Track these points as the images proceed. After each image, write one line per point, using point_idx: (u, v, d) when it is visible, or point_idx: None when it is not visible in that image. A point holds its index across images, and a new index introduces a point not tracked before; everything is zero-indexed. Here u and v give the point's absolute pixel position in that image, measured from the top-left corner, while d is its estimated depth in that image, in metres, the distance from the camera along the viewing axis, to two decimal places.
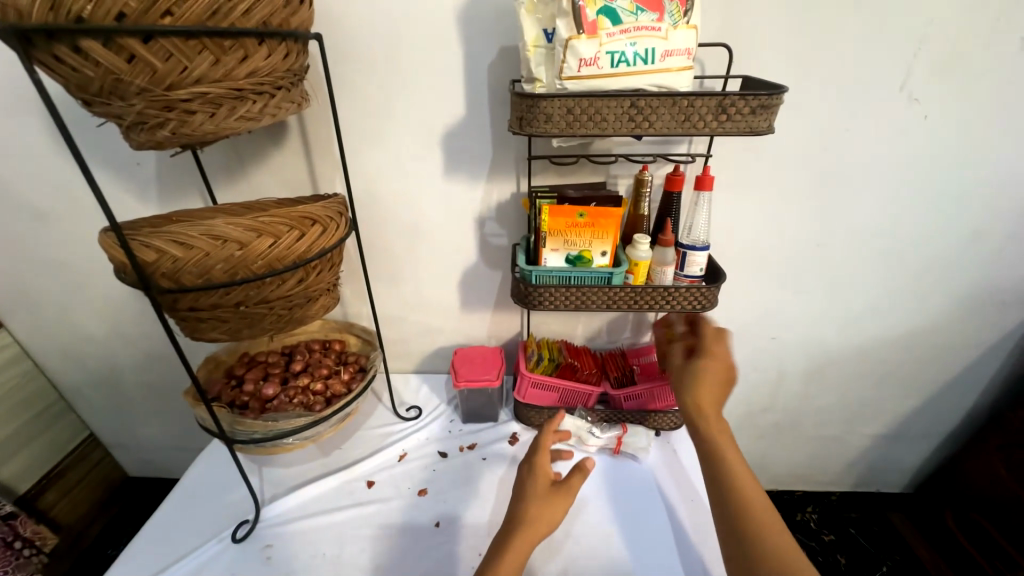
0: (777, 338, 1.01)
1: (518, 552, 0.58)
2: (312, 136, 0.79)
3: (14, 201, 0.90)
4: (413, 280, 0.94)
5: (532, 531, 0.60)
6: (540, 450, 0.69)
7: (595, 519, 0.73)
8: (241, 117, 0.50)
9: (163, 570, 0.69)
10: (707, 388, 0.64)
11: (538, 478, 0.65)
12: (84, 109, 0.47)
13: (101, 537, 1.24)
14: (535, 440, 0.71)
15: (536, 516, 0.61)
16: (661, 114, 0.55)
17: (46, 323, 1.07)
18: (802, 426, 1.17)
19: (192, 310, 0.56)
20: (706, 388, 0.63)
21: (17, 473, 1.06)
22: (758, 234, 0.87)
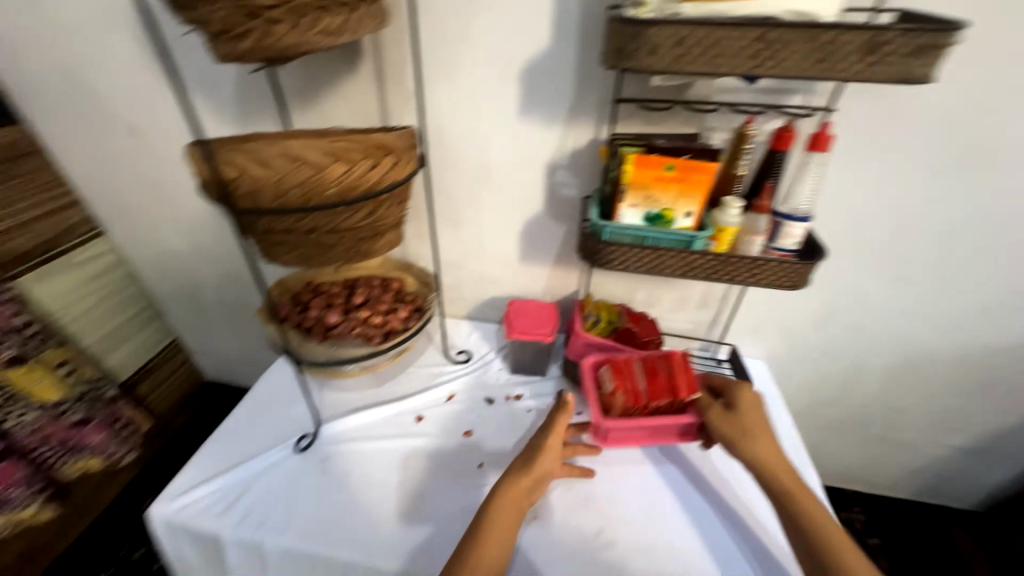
0: (863, 327, 0.91)
1: (514, 493, 0.61)
2: (385, 62, 0.75)
3: (112, 115, 0.95)
4: (474, 225, 0.92)
5: (521, 475, 0.63)
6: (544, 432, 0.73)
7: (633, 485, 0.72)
8: (324, 31, 0.48)
9: (235, 465, 0.76)
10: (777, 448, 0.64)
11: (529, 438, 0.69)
12: (175, 14, 0.46)
13: (185, 427, 1.44)
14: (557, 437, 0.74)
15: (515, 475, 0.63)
16: (793, 51, 0.46)
17: (139, 234, 1.16)
18: (871, 425, 1.08)
19: (268, 232, 0.57)
20: (765, 442, 0.64)
21: (119, 362, 1.22)
22: (867, 209, 0.76)
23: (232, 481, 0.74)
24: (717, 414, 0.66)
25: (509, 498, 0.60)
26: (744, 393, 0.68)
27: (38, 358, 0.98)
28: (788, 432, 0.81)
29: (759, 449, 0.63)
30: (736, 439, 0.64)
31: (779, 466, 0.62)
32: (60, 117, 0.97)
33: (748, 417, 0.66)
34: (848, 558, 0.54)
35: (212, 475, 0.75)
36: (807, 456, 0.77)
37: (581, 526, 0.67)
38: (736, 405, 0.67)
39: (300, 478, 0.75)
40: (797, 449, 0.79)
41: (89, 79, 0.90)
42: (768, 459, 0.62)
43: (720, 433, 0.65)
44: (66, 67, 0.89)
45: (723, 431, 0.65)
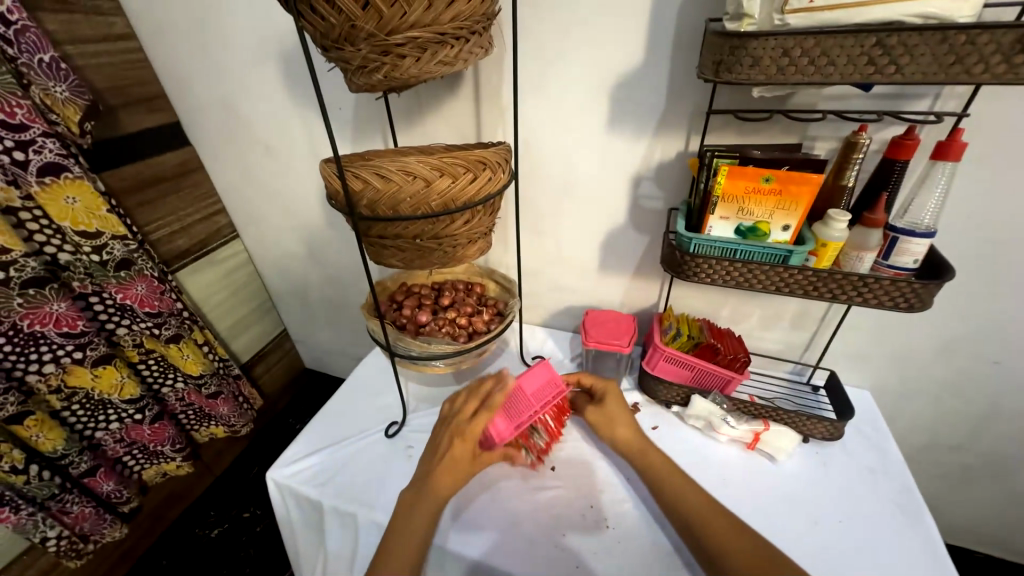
0: (1002, 362, 0.79)
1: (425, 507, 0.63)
2: (482, 84, 0.82)
3: (254, 138, 1.13)
4: (555, 235, 0.95)
5: (437, 490, 0.64)
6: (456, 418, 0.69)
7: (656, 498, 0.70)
8: (441, 62, 0.54)
9: (334, 443, 0.86)
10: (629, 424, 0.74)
11: (463, 448, 0.67)
12: (323, 54, 0.55)
13: (287, 408, 1.64)
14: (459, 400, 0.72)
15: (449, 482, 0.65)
16: (919, 55, 0.43)
17: (265, 238, 1.36)
18: (1009, 478, 0.92)
19: (380, 237, 0.65)
20: (623, 421, 0.74)
21: (241, 346, 1.43)
22: (1009, 225, 0.66)
23: (331, 456, 0.83)
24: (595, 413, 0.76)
25: (442, 486, 0.65)
26: (610, 390, 0.78)
27: (190, 335, 1.14)
28: (899, 471, 0.73)
29: (618, 432, 0.73)
30: (603, 428, 0.74)
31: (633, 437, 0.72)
32: (215, 140, 1.18)
33: (614, 407, 0.75)
34: (708, 521, 0.60)
35: (315, 449, 0.85)
36: (922, 499, 0.69)
37: (657, 542, 0.65)
38: (602, 401, 0.77)
39: (389, 460, 0.82)
40: (912, 492, 0.70)
41: (242, 108, 1.09)
42: (625, 434, 0.73)
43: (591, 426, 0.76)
44: (226, 99, 1.09)
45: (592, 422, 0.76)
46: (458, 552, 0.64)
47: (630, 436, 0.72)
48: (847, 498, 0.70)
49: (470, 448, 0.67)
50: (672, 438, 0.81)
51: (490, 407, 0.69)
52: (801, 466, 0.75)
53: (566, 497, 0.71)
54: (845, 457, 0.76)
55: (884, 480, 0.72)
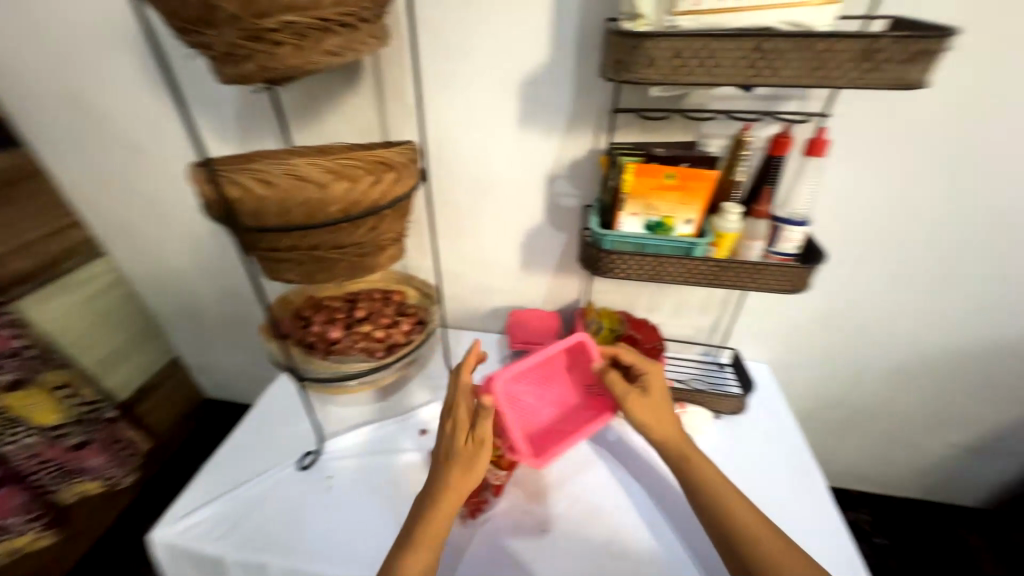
0: (864, 329, 0.91)
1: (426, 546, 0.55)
2: (385, 78, 0.76)
3: (111, 135, 0.95)
4: (474, 236, 0.92)
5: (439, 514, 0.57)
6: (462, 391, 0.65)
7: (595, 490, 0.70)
8: (326, 51, 0.48)
9: (238, 486, 0.75)
10: (674, 424, 0.67)
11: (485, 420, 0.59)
12: (176, 38, 0.46)
13: (184, 446, 1.43)
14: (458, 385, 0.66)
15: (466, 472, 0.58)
16: (790, 61, 0.47)
17: (139, 253, 1.16)
18: (873, 425, 1.08)
19: (271, 250, 0.57)
20: (668, 418, 0.66)
21: (117, 382, 1.21)
22: (863, 212, 0.77)
23: (234, 502, 0.73)
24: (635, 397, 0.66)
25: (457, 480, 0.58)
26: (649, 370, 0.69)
27: (39, 377, 0.97)
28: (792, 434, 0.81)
29: (661, 429, 0.65)
30: (651, 422, 0.65)
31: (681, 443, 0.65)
32: (59, 139, 0.97)
33: (658, 399, 0.67)
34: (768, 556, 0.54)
35: (214, 496, 0.74)
36: (811, 457, 0.77)
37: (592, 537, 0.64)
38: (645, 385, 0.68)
39: (304, 495, 0.74)
40: (804, 452, 0.78)
41: (91, 100, 0.90)
42: (673, 435, 0.65)
43: (636, 418, 0.65)
44: (67, 89, 0.90)
45: (637, 416, 0.65)
46: None
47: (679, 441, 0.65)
48: (754, 467, 0.76)
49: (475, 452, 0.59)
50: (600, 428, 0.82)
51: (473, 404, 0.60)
52: (715, 440, 0.80)
53: (509, 507, 0.68)
54: (750, 427, 0.83)
55: (781, 446, 0.79)
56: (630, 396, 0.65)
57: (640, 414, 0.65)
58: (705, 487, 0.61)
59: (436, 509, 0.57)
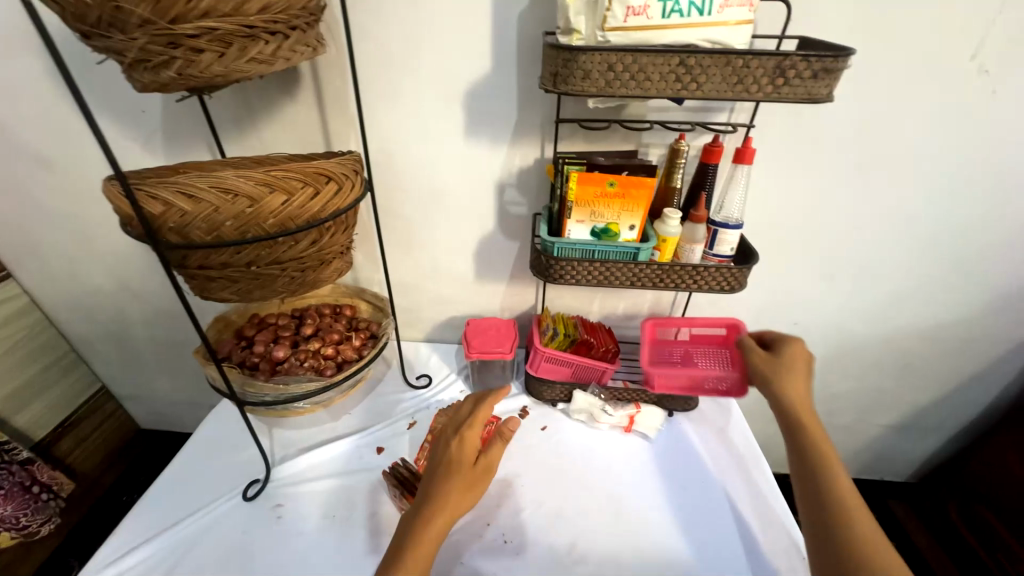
0: (799, 323, 0.98)
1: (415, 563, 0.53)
2: (325, 87, 0.74)
3: (16, 146, 0.86)
4: (427, 246, 0.91)
5: (430, 529, 0.55)
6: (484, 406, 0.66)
7: (557, 496, 0.73)
8: (253, 60, 0.46)
9: (175, 524, 0.69)
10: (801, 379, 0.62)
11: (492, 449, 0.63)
12: (83, 43, 0.43)
13: (116, 485, 1.30)
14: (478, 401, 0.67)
15: (458, 485, 0.58)
16: (712, 75, 0.50)
17: (56, 275, 1.05)
18: (813, 413, 1.16)
19: (202, 268, 0.54)
20: (801, 378, 0.62)
21: (31, 420, 1.08)
22: (791, 215, 0.83)
23: (172, 541, 0.68)
24: (758, 354, 0.65)
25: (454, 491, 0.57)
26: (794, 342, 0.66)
27: None
28: (741, 425, 0.85)
29: (792, 384, 0.61)
30: (771, 376, 0.62)
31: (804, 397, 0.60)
32: None
33: (793, 362, 0.63)
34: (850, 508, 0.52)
35: (148, 537, 0.68)
36: (759, 448, 0.80)
37: (552, 544, 0.67)
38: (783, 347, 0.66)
39: (251, 529, 0.69)
40: (754, 441, 0.82)
41: None
42: (799, 390, 0.61)
43: (755, 368, 0.64)
44: None
45: (763, 368, 0.64)
46: None
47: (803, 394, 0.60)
48: (705, 463, 0.78)
49: (468, 469, 0.60)
50: (557, 436, 0.83)
51: (474, 418, 0.63)
52: (668, 439, 0.83)
53: (469, 521, 0.69)
54: (704, 421, 0.86)
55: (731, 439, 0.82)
56: (755, 352, 0.66)
57: (763, 368, 0.64)
58: (806, 433, 0.57)
59: (432, 516, 0.55)
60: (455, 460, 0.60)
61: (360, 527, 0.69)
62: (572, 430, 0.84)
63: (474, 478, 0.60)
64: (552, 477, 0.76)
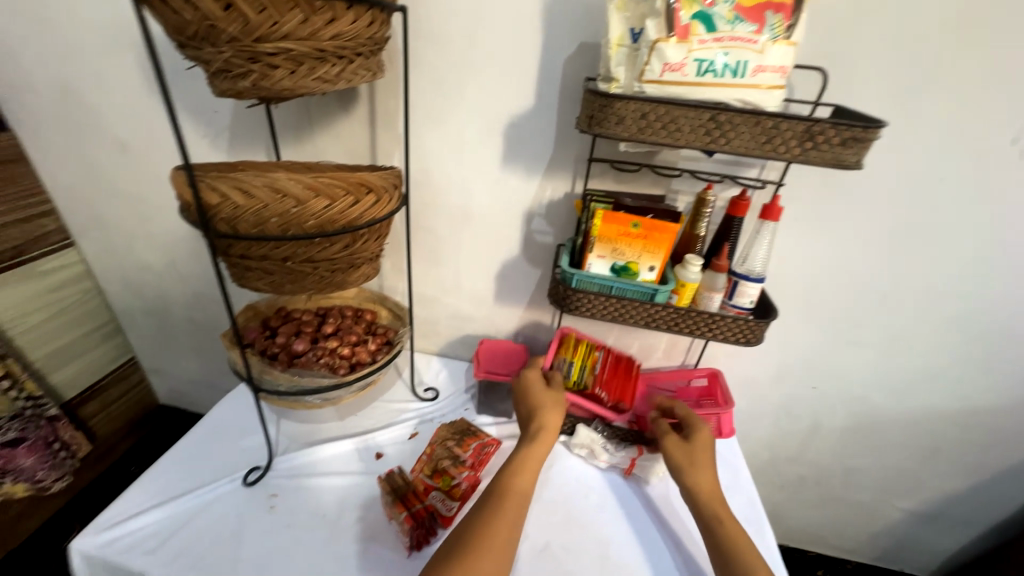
0: (818, 387, 0.95)
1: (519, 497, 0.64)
2: (378, 106, 0.80)
3: (102, 130, 0.96)
4: (452, 264, 0.95)
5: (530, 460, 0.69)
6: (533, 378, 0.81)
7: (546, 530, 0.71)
8: (318, 78, 0.51)
9: (178, 496, 0.72)
10: (711, 477, 0.70)
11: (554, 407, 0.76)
12: (178, 51, 0.49)
13: (127, 454, 1.35)
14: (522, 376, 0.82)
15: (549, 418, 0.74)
16: (741, 133, 0.52)
17: (112, 248, 1.14)
18: (828, 484, 1.10)
19: (243, 257, 0.58)
20: (707, 469, 0.70)
21: (65, 379, 1.16)
22: (817, 275, 0.82)
23: (173, 513, 0.70)
24: (673, 441, 0.74)
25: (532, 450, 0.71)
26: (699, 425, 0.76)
27: None
28: (745, 486, 0.82)
29: (700, 478, 0.69)
30: (684, 466, 0.70)
31: (715, 496, 0.68)
32: (47, 129, 0.98)
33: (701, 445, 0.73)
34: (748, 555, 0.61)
35: (153, 505, 0.71)
36: (763, 512, 0.77)
37: None
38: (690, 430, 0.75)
39: (245, 514, 0.71)
40: (759, 505, 0.79)
41: (86, 95, 0.92)
42: (708, 488, 0.69)
43: (669, 458, 0.72)
44: (64, 83, 0.91)
45: (673, 460, 0.71)
46: None
47: (712, 493, 0.68)
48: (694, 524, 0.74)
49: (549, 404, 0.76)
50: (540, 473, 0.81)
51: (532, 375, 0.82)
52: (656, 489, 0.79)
53: None
54: None
55: (736, 500, 0.79)
56: (667, 440, 0.74)
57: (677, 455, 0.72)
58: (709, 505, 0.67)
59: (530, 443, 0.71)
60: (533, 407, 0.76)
61: (348, 529, 0.70)
62: (570, 466, 0.83)
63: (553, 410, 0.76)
64: (541, 510, 0.74)
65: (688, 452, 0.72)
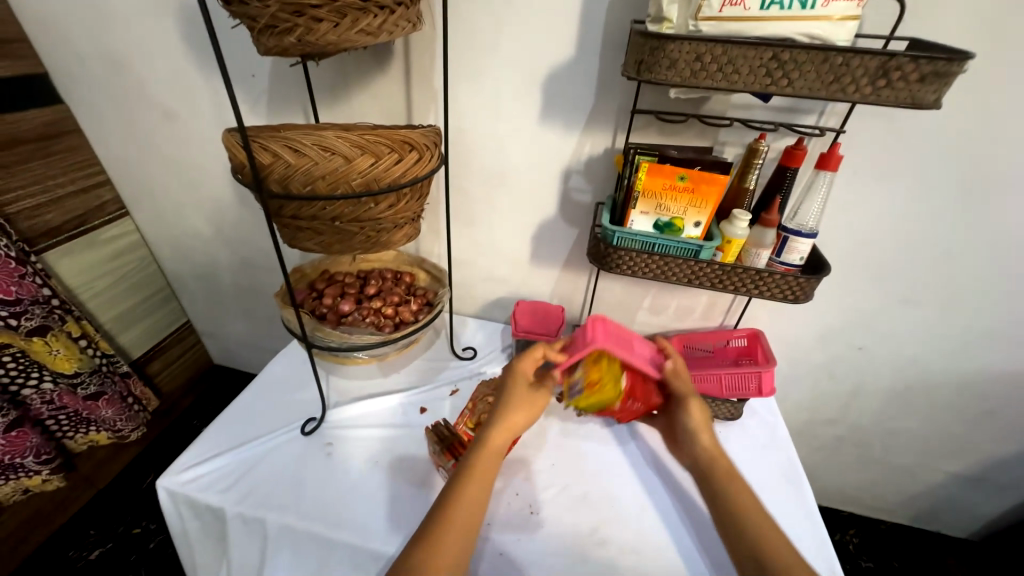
0: (865, 347, 0.92)
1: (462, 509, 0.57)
2: (413, 62, 0.78)
3: (147, 100, 0.98)
4: (487, 225, 0.95)
5: (484, 465, 0.62)
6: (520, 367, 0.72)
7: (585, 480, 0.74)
8: (362, 31, 0.50)
9: (245, 443, 0.79)
10: (715, 441, 0.69)
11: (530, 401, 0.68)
12: (225, 8, 0.49)
13: (190, 409, 1.47)
14: (511, 364, 0.73)
15: (516, 415, 0.66)
16: (806, 72, 0.48)
17: (163, 217, 1.20)
18: (869, 446, 1.09)
19: (294, 218, 0.60)
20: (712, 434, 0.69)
21: (131, 340, 1.25)
22: (873, 230, 0.77)
23: (241, 458, 0.77)
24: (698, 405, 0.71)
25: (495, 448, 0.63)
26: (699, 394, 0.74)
27: (61, 327, 0.99)
28: (784, 445, 0.82)
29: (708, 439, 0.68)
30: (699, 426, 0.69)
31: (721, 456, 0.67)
32: (96, 100, 1.01)
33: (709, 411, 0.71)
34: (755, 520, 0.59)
35: (224, 450, 0.78)
36: (802, 470, 0.77)
37: (576, 524, 0.68)
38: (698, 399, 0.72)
39: (304, 460, 0.77)
40: (798, 463, 0.79)
41: (130, 64, 0.94)
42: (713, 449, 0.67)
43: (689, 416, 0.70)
44: (109, 52, 0.93)
45: (691, 418, 0.70)
46: (380, 550, 0.65)
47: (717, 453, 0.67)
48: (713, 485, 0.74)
49: (528, 401, 0.68)
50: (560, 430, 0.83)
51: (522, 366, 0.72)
52: None
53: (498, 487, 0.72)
54: (743, 435, 0.84)
55: (774, 458, 0.80)
56: (692, 400, 0.71)
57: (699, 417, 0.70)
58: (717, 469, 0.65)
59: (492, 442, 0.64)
60: (509, 403, 0.67)
61: (400, 475, 0.75)
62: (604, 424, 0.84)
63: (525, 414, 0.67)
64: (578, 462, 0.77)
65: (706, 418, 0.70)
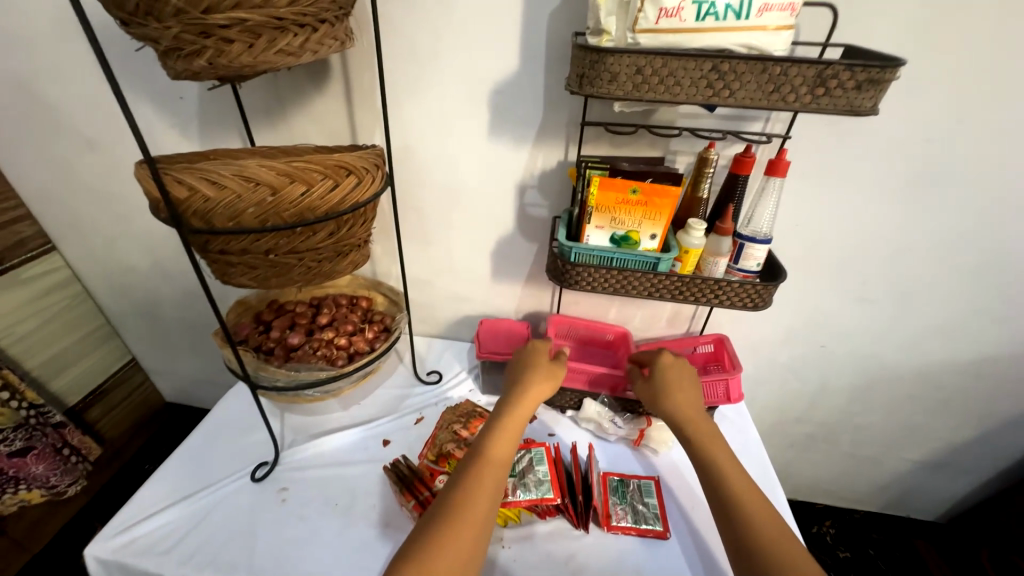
0: (827, 346, 0.93)
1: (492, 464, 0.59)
2: (354, 79, 0.74)
3: (65, 126, 0.90)
4: (444, 243, 0.91)
5: (513, 423, 0.65)
6: (531, 352, 0.76)
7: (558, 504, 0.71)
8: (281, 51, 0.46)
9: (192, 495, 0.72)
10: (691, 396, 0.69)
11: (543, 380, 0.71)
12: (123, 31, 0.45)
13: (139, 453, 1.36)
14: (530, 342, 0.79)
15: (540, 383, 0.70)
16: (746, 82, 0.47)
17: (94, 250, 1.11)
18: (837, 440, 1.10)
19: (223, 253, 0.55)
20: (681, 389, 0.69)
21: (66, 385, 1.15)
22: (825, 232, 0.78)
23: (188, 511, 0.70)
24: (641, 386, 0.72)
25: (514, 425, 0.65)
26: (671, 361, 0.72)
27: None
28: (757, 450, 0.81)
29: (677, 400, 0.68)
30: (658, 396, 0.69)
31: (694, 414, 0.67)
32: (7, 128, 0.92)
33: (678, 370, 0.71)
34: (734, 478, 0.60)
35: (168, 504, 0.71)
36: (774, 473, 0.77)
37: (551, 553, 0.65)
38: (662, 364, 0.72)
39: (256, 509, 0.71)
40: (770, 467, 0.78)
41: (43, 90, 0.86)
42: (686, 408, 0.67)
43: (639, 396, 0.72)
44: (18, 77, 0.85)
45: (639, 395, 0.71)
46: None
47: (690, 412, 0.67)
48: (696, 496, 0.73)
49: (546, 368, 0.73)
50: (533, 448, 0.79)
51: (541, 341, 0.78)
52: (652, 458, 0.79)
53: None
54: None
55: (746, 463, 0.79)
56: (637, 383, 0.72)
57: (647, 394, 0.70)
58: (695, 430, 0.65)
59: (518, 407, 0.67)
60: (534, 370, 0.72)
61: (363, 515, 0.70)
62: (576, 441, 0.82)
63: (547, 378, 0.72)
64: None
65: (657, 392, 0.69)
